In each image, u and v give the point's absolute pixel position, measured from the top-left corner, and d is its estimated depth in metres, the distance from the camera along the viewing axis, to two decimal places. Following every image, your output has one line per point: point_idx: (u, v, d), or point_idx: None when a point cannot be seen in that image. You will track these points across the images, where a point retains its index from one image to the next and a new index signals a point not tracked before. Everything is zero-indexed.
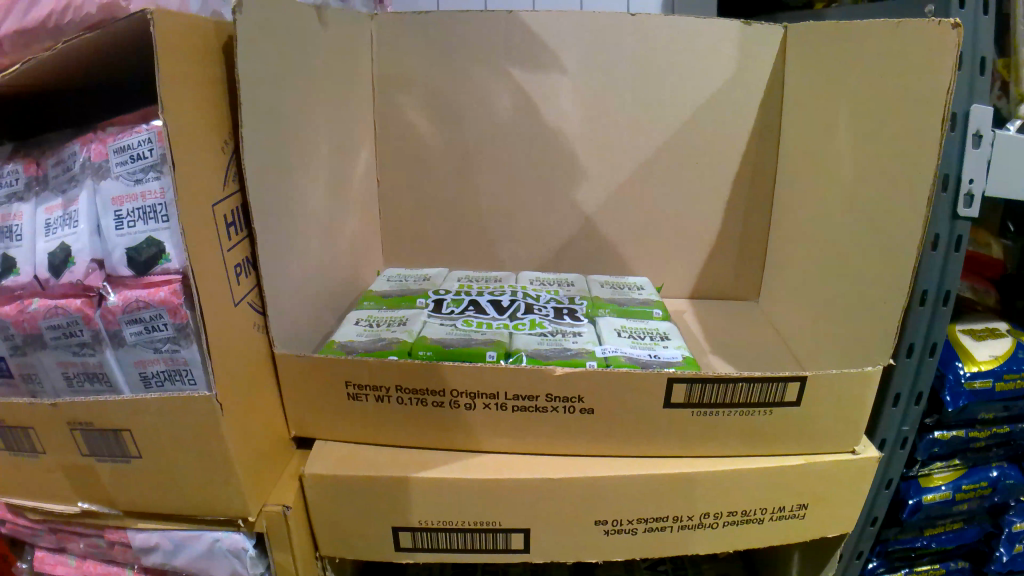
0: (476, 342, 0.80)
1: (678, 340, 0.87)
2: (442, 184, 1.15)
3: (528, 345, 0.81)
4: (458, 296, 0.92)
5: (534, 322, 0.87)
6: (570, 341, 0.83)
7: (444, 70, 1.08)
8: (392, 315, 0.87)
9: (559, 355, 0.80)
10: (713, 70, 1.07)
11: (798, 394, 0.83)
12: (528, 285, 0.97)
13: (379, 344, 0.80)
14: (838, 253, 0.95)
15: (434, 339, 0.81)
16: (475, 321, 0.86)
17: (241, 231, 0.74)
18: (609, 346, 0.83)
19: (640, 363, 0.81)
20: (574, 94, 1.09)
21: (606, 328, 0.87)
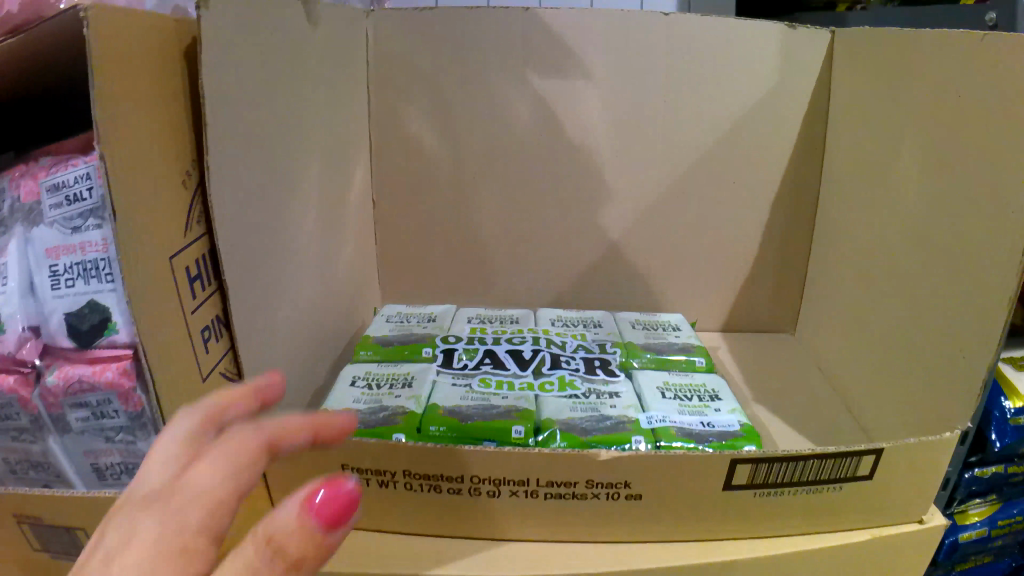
0: (498, 416, 0.67)
1: (733, 401, 0.74)
2: (445, 203, 1.01)
3: (559, 416, 0.68)
4: (472, 344, 0.78)
5: (563, 381, 0.73)
6: (609, 407, 0.70)
7: (446, 75, 0.94)
8: (394, 372, 0.73)
9: (598, 430, 0.66)
10: (756, 77, 0.94)
11: (872, 467, 0.69)
12: (549, 328, 0.84)
13: (380, 417, 0.66)
14: (896, 295, 0.82)
15: (447, 410, 0.67)
16: (494, 381, 0.72)
17: (209, 285, 0.59)
18: (655, 414, 0.69)
19: (694, 437, 0.67)
20: (597, 103, 0.96)
21: (648, 387, 0.74)
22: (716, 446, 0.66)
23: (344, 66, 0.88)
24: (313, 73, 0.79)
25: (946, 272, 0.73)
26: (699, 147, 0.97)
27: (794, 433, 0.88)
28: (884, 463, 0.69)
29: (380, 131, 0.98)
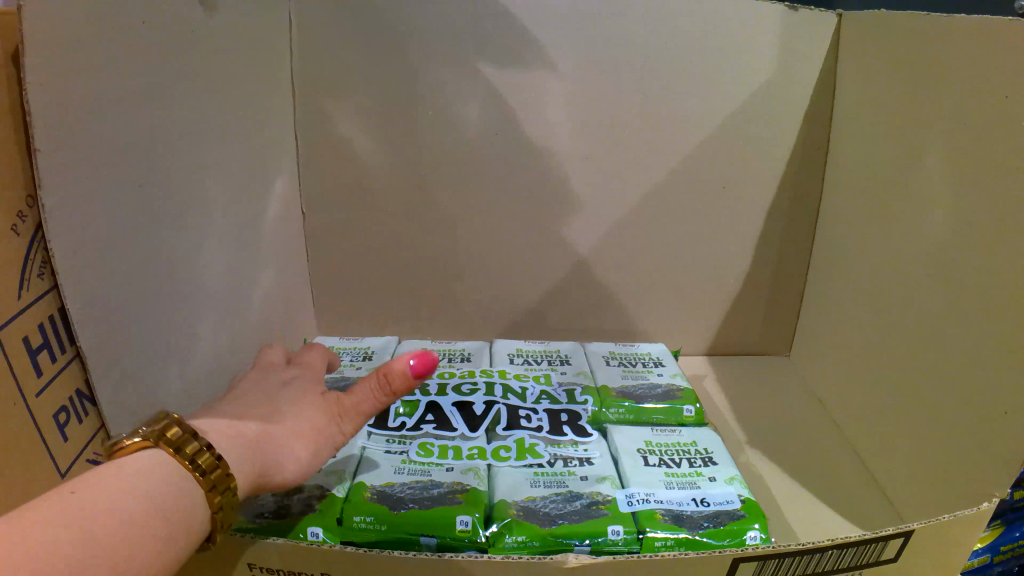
0: (440, 500, 0.55)
1: (728, 465, 0.63)
2: (390, 216, 0.88)
3: (516, 498, 0.56)
4: (410, 396, 0.67)
5: (523, 448, 0.62)
6: (578, 483, 0.58)
7: (382, 66, 0.81)
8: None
9: (564, 519, 0.54)
10: (743, 71, 0.81)
11: (898, 550, 0.59)
12: (507, 370, 0.71)
13: (296, 502, 0.54)
14: (920, 330, 0.71)
15: (375, 490, 0.56)
16: (436, 447, 0.62)
17: (64, 355, 0.51)
18: (636, 492, 0.58)
19: (684, 524, 0.56)
20: (558, 101, 0.83)
21: (627, 452, 0.63)
22: (714, 540, 0.54)
23: (247, 61, 0.75)
24: (197, 70, 0.66)
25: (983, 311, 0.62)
26: (677, 152, 0.85)
27: (796, 489, 0.76)
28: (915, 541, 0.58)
29: (309, 134, 0.85)
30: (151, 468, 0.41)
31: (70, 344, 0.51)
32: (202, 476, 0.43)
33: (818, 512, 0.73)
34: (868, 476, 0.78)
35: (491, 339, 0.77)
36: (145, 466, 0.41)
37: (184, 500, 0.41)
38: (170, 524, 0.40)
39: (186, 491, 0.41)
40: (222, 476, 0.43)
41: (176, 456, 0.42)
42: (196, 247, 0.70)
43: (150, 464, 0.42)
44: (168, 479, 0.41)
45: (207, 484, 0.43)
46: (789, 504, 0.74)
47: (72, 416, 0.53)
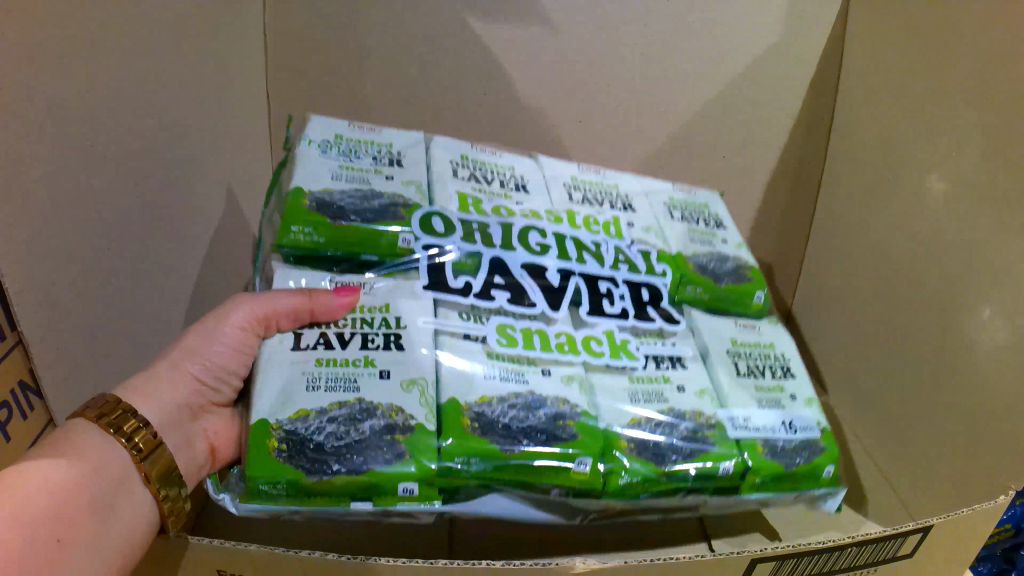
0: (553, 437, 0.48)
1: (794, 359, 0.61)
2: None
3: (622, 421, 0.51)
4: (472, 249, 0.56)
5: (619, 346, 0.56)
6: (676, 396, 0.54)
7: (358, 21, 0.75)
8: (369, 319, 0.51)
9: (676, 455, 0.51)
10: (741, 30, 0.77)
11: (916, 545, 0.54)
12: (577, 214, 0.63)
13: (370, 438, 0.44)
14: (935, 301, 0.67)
15: (472, 415, 0.47)
16: (517, 333, 0.53)
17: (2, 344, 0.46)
18: (736, 415, 0.54)
19: (785, 462, 0.54)
20: (552, 50, 0.77)
21: (718, 356, 0.58)
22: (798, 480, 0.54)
23: (219, 25, 0.70)
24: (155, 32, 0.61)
25: (1004, 290, 0.59)
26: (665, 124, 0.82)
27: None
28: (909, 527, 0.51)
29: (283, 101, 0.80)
30: (85, 442, 0.40)
31: (8, 331, 0.47)
32: (130, 442, 0.42)
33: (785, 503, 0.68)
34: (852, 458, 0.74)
35: (539, 153, 0.68)
36: (80, 437, 0.40)
37: (108, 460, 0.40)
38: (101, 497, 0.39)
39: (110, 453, 0.41)
40: (148, 439, 0.42)
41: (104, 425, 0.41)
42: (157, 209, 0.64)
43: (88, 435, 0.41)
44: (99, 450, 0.40)
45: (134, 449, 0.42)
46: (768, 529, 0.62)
47: (13, 410, 0.48)
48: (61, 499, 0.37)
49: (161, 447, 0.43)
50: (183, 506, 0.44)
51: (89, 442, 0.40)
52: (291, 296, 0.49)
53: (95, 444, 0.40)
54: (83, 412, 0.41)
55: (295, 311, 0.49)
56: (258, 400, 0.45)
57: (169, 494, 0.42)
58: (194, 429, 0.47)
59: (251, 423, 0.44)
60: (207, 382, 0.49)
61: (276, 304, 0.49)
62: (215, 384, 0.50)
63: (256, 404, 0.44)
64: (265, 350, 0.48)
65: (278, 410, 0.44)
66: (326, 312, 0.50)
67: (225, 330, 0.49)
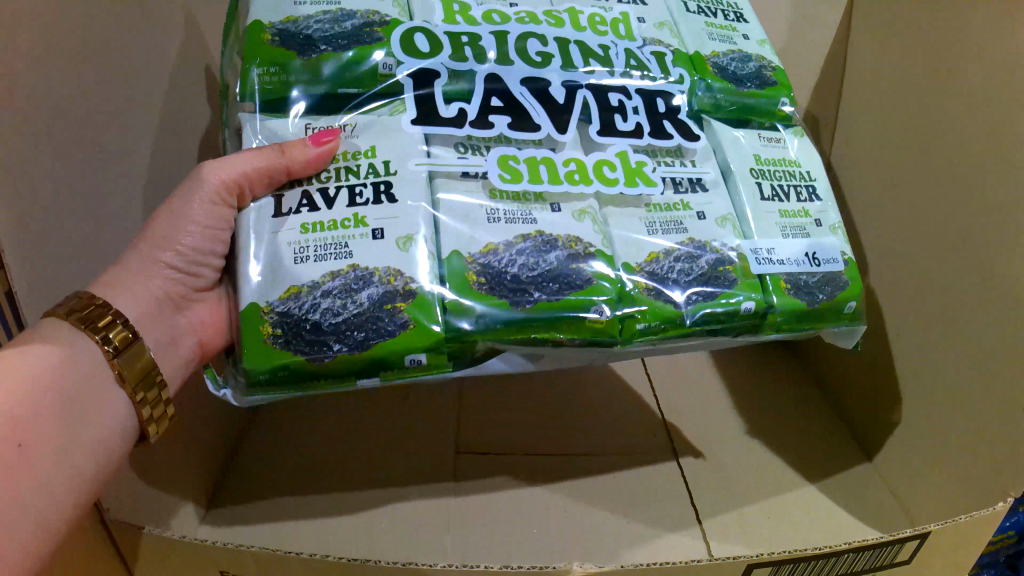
0: (568, 286, 0.40)
1: (819, 176, 0.50)
2: None
3: (639, 258, 0.42)
4: (462, 69, 0.44)
5: (640, 170, 0.45)
6: (698, 225, 0.44)
7: None
8: (355, 167, 0.41)
9: (697, 295, 0.42)
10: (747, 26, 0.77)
11: (915, 551, 0.50)
12: (580, 12, 0.49)
13: (367, 313, 0.37)
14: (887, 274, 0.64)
15: (478, 267, 0.39)
16: (522, 166, 0.43)
17: None
18: (760, 246, 0.45)
19: (806, 299, 0.45)
20: None
21: (743, 177, 0.47)
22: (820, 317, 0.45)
23: None
24: None
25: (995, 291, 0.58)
26: None
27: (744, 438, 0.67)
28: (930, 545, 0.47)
29: None
30: (57, 347, 0.36)
31: None
32: (108, 345, 0.37)
33: (769, 460, 0.65)
34: (837, 413, 0.71)
35: None
36: (50, 336, 0.36)
37: (81, 367, 0.37)
38: (67, 411, 0.35)
39: (82, 359, 0.37)
40: (128, 344, 0.38)
41: (79, 324, 0.37)
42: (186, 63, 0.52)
43: (58, 336, 0.36)
44: (71, 355, 0.36)
45: (111, 351, 0.38)
46: (752, 506, 0.59)
47: None
48: (20, 402, 0.34)
49: (140, 346, 0.39)
50: (166, 409, 0.41)
51: (60, 348, 0.36)
52: (259, 154, 0.40)
53: (66, 346, 0.36)
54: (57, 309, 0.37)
55: (268, 168, 0.39)
56: (242, 249, 0.38)
57: (148, 398, 0.39)
58: (181, 322, 0.42)
59: (244, 308, 0.37)
60: (179, 272, 0.42)
61: (248, 165, 0.39)
62: (191, 270, 0.42)
63: (245, 278, 0.37)
64: (246, 223, 0.39)
65: (268, 288, 0.37)
66: (300, 165, 0.40)
67: (198, 198, 0.40)
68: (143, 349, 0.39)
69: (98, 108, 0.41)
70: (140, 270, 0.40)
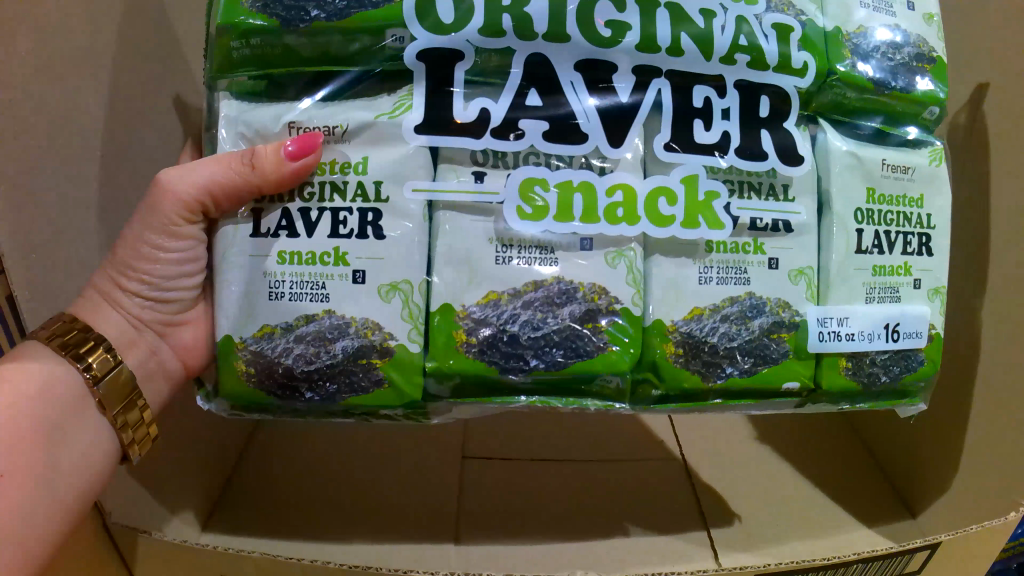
0: (577, 352, 0.35)
1: (939, 219, 0.41)
2: None
3: (676, 315, 0.37)
4: (499, 46, 0.35)
5: (708, 204, 0.37)
6: (763, 279, 0.38)
7: None
8: (341, 184, 0.35)
9: (733, 369, 0.38)
10: None
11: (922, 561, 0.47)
12: None
13: (341, 364, 0.34)
14: None
15: (471, 323, 0.35)
16: (551, 195, 0.35)
17: None
18: (832, 315, 0.39)
19: (864, 381, 0.40)
20: None
21: (843, 217, 0.39)
22: (871, 400, 0.41)
23: None
24: None
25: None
26: None
27: (750, 442, 0.64)
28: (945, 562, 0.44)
29: None
30: (38, 376, 0.34)
31: None
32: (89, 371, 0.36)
33: (783, 468, 0.62)
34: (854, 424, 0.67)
35: None
36: (30, 367, 0.34)
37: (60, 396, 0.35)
38: (47, 443, 0.34)
39: (63, 389, 0.35)
40: (113, 370, 0.36)
41: (60, 352, 0.35)
42: (190, 34, 0.50)
43: (39, 368, 0.34)
44: (51, 384, 0.35)
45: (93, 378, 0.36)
46: (758, 504, 0.56)
47: None
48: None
49: (120, 367, 0.37)
50: (151, 429, 0.39)
51: (39, 377, 0.34)
52: (224, 167, 0.34)
53: (45, 374, 0.34)
54: (39, 337, 0.35)
55: (234, 184, 0.34)
56: (216, 275, 0.35)
57: (129, 420, 0.37)
58: (162, 347, 0.40)
59: (218, 338, 0.35)
60: (153, 299, 0.38)
61: (212, 178, 0.34)
62: (165, 296, 0.38)
63: (220, 309, 0.35)
64: (220, 238, 0.35)
65: (242, 323, 0.35)
66: (270, 183, 0.34)
67: (159, 219, 0.36)
68: (122, 369, 0.37)
69: (96, 95, 0.39)
70: (105, 292, 0.37)
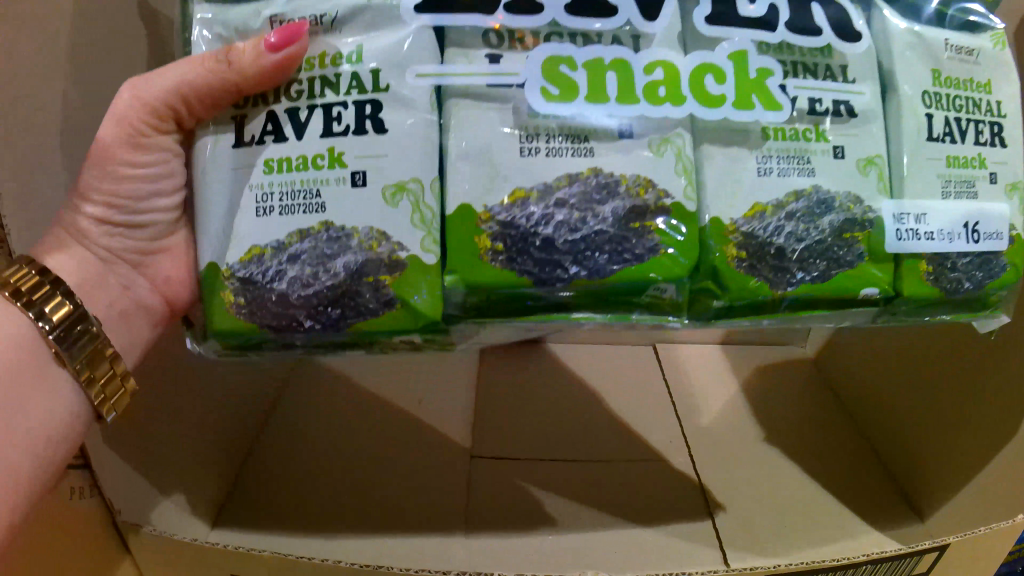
0: (621, 256, 0.30)
1: (1013, 108, 0.35)
2: None
3: (733, 213, 0.31)
4: None
5: (761, 82, 0.32)
6: (829, 169, 0.32)
7: None
8: (333, 78, 0.30)
9: (805, 275, 0.32)
10: None
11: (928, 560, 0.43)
12: None
13: (344, 284, 0.30)
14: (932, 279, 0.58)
15: (495, 228, 0.30)
16: (575, 74, 0.30)
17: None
18: (909, 211, 0.33)
19: (947, 289, 0.34)
20: None
21: (910, 100, 0.33)
22: (952, 312, 0.35)
23: None
24: None
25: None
26: None
27: (763, 436, 0.62)
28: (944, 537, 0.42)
29: None
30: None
31: None
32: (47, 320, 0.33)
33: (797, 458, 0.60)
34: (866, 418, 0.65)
35: None
36: None
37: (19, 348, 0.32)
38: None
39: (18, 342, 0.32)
40: (74, 319, 0.34)
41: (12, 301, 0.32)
42: None
43: None
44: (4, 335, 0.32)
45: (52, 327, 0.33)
46: (762, 486, 0.55)
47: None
48: None
49: (82, 316, 0.34)
50: (126, 383, 0.36)
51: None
52: (198, 64, 0.31)
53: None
54: None
55: (210, 82, 0.31)
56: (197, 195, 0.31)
57: (96, 375, 0.35)
58: (137, 282, 0.38)
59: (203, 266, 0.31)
60: (123, 225, 0.36)
61: (184, 79, 0.31)
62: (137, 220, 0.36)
63: (202, 234, 0.31)
64: (200, 149, 0.31)
65: (226, 248, 0.30)
66: (246, 83, 0.30)
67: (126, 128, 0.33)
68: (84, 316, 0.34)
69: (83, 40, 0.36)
70: (68, 224, 0.35)
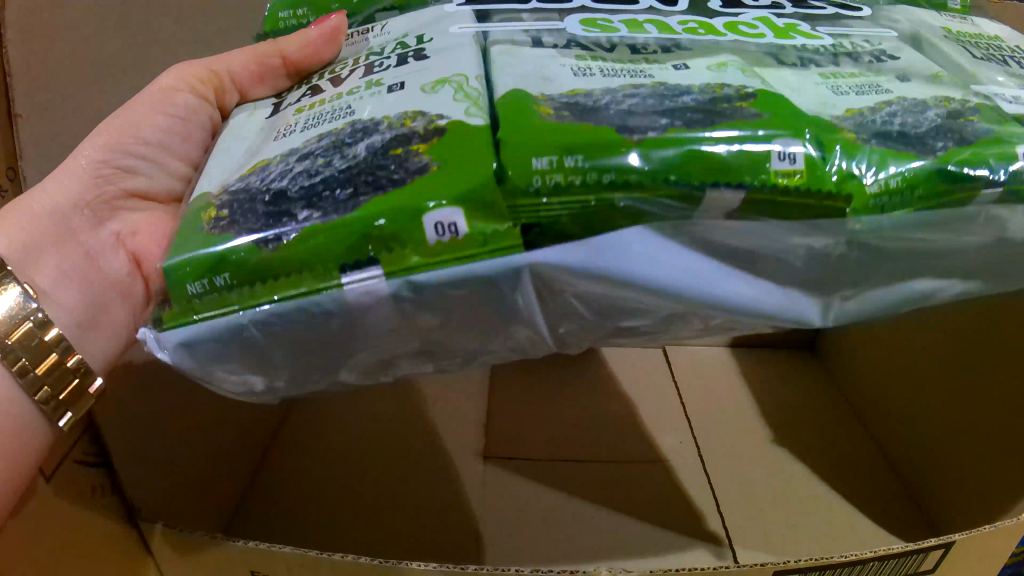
0: (722, 113, 0.25)
1: None
2: None
3: (832, 109, 0.28)
4: None
5: (792, 27, 0.35)
6: (902, 85, 0.31)
7: None
8: (380, 49, 0.35)
9: (944, 142, 0.26)
10: None
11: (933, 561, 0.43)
12: None
13: (359, 155, 0.25)
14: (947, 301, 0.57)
15: (557, 102, 0.26)
16: (616, 23, 0.34)
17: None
18: (999, 91, 0.31)
19: None
20: None
21: (940, 42, 0.35)
22: None
23: None
24: None
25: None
26: None
27: (767, 445, 0.62)
28: (956, 554, 0.42)
29: None
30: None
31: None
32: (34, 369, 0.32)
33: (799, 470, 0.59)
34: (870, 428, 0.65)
35: None
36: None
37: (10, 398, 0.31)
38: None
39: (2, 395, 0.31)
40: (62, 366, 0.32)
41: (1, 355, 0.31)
42: None
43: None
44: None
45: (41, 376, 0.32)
46: (769, 495, 0.56)
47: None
48: None
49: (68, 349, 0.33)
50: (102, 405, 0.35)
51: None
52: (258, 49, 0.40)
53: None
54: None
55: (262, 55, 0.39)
56: (223, 144, 0.33)
57: (71, 403, 0.33)
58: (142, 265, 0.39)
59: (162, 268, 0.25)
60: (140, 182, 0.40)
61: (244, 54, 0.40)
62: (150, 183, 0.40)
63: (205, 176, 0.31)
64: (231, 118, 0.37)
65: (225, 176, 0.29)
66: (296, 47, 0.38)
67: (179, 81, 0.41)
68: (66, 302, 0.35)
69: None
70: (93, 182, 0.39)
